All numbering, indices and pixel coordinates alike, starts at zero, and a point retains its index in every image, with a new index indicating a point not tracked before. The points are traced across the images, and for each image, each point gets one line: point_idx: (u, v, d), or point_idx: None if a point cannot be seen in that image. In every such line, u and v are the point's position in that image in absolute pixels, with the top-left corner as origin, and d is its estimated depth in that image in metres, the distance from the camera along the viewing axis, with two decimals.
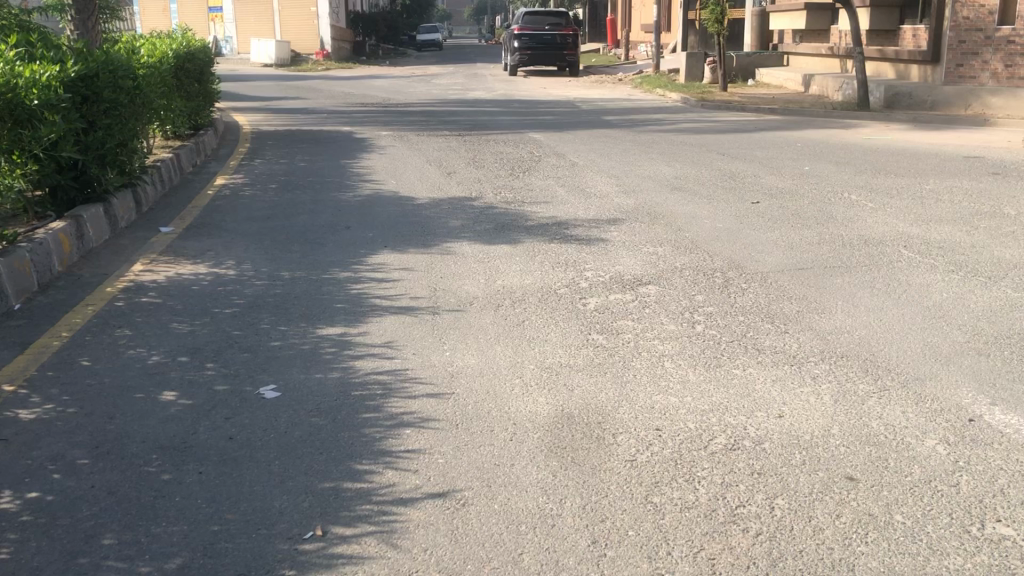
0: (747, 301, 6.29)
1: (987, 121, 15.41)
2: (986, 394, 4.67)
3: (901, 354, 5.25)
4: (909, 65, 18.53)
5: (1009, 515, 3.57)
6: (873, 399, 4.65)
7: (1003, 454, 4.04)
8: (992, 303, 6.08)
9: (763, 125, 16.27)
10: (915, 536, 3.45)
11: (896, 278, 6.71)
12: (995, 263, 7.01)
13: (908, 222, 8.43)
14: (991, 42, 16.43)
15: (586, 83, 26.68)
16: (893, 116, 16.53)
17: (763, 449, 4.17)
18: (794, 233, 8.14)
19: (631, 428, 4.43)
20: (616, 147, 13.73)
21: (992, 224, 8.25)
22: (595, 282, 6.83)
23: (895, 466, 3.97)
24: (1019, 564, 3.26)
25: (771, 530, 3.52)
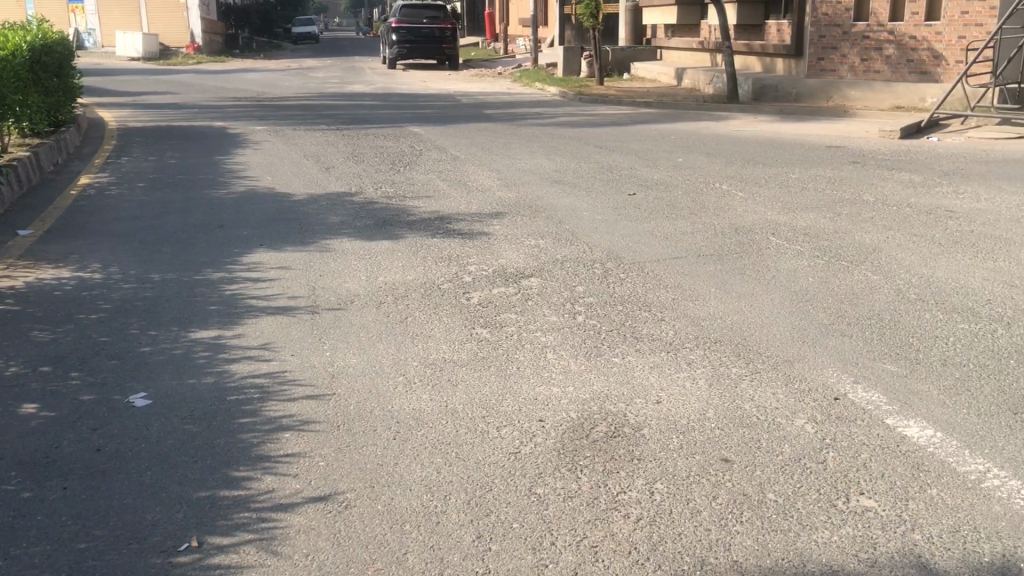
0: (625, 291, 6.41)
1: (846, 113, 16.19)
2: (850, 373, 4.91)
3: (772, 337, 5.46)
4: (775, 59, 19.29)
5: (871, 488, 3.76)
6: (745, 382, 4.82)
7: (865, 430, 4.25)
8: (854, 286, 6.39)
9: (638, 118, 16.63)
10: (787, 512, 3.60)
11: (766, 265, 6.96)
12: (856, 248, 7.36)
13: (777, 210, 8.76)
14: (848, 37, 17.23)
15: (464, 77, 26.67)
16: (761, 108, 17.16)
17: (642, 435, 4.26)
18: (670, 223, 8.35)
19: (515, 420, 4.45)
20: (497, 140, 13.77)
21: (853, 211, 8.65)
22: (477, 276, 6.83)
23: (766, 446, 4.13)
24: (881, 533, 3.44)
25: (652, 515, 3.60)
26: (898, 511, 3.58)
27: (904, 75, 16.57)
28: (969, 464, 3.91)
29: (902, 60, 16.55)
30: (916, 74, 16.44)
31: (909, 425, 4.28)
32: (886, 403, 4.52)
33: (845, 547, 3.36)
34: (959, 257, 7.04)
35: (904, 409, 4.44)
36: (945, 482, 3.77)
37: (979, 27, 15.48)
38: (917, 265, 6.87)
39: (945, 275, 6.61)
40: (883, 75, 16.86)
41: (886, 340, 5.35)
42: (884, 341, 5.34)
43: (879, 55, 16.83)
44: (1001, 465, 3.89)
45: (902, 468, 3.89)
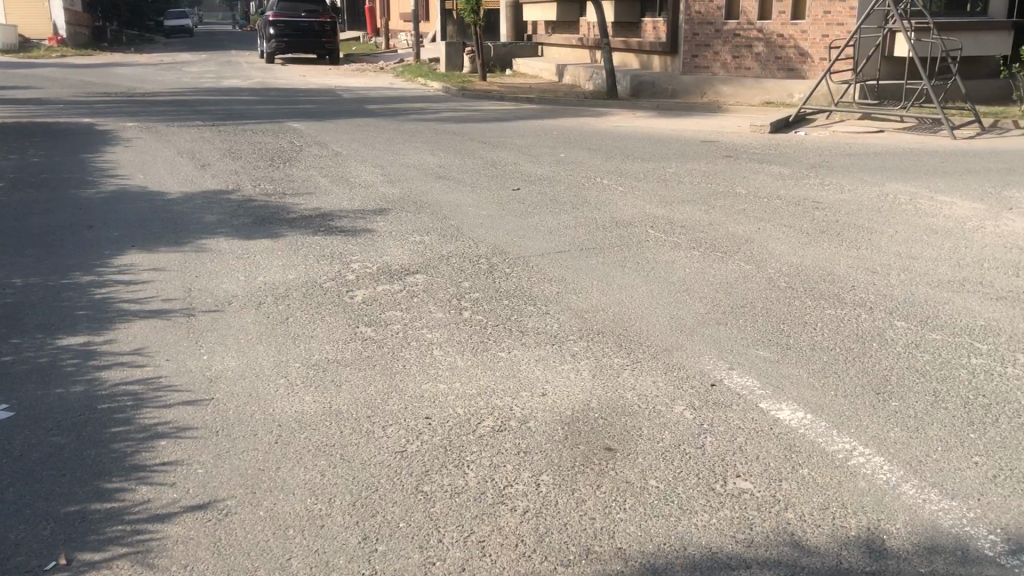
0: (510, 285, 6.45)
1: (720, 108, 16.74)
2: (725, 359, 5.08)
3: (652, 327, 5.60)
4: (651, 56, 19.75)
5: (747, 470, 3.90)
6: (627, 371, 4.92)
7: (741, 414, 4.41)
8: (728, 276, 6.61)
9: (520, 113, 16.75)
10: (668, 498, 3.69)
11: (645, 257, 7.12)
12: (730, 239, 7.62)
13: (655, 204, 8.97)
14: (720, 35, 17.81)
15: (345, 72, 26.27)
16: (639, 104, 17.54)
17: (528, 428, 4.29)
18: (554, 217, 8.44)
19: (400, 418, 4.42)
20: (379, 136, 13.62)
21: (727, 204, 8.93)
22: (361, 274, 6.75)
23: (648, 433, 4.23)
24: (756, 514, 3.57)
25: (538, 507, 3.64)
26: (772, 492, 3.72)
27: (773, 72, 17.24)
28: (837, 444, 4.10)
29: (771, 57, 17.23)
30: (784, 71, 17.13)
31: (782, 409, 4.45)
32: (760, 387, 4.70)
33: (723, 529, 3.48)
34: (824, 246, 7.37)
35: (777, 393, 4.63)
36: (815, 462, 3.94)
37: (842, 27, 16.33)
38: (787, 254, 7.17)
39: (814, 264, 6.91)
40: (753, 72, 17.48)
41: (760, 327, 5.57)
42: (757, 328, 5.55)
43: (749, 52, 17.45)
44: (865, 443, 4.09)
45: (776, 450, 4.05)
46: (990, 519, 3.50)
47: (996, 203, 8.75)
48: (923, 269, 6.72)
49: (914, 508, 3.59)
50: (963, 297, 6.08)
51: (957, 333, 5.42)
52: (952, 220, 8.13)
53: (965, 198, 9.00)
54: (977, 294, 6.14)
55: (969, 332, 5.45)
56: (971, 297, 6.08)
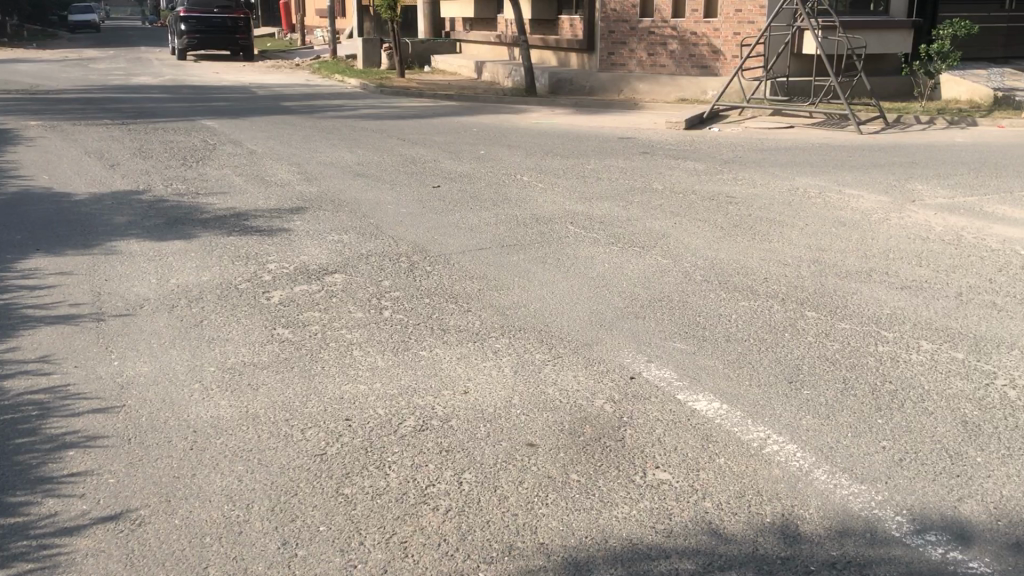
0: (430, 283, 6.42)
1: (637, 105, 16.96)
2: (644, 353, 5.15)
3: (572, 322, 5.64)
4: (569, 53, 19.90)
5: (666, 461, 3.96)
6: (548, 366, 4.95)
7: (659, 406, 4.48)
8: (646, 270, 6.70)
9: (440, 110, 16.69)
10: (589, 491, 3.72)
11: (565, 253, 7.18)
12: (647, 234, 7.73)
13: (574, 200, 9.04)
14: (635, 32, 18.03)
15: (259, 68, 25.77)
16: (558, 101, 17.65)
17: (450, 426, 4.28)
18: (473, 214, 8.43)
19: (320, 421, 4.36)
20: (295, 134, 13.40)
21: (644, 199, 9.06)
22: (278, 274, 6.62)
23: (569, 428, 4.26)
24: (675, 504, 3.63)
25: (460, 505, 3.63)
26: (690, 482, 3.79)
27: (687, 69, 17.54)
28: (751, 433, 4.20)
29: (685, 55, 17.51)
30: (698, 68, 17.44)
31: (699, 399, 4.54)
32: (677, 379, 4.79)
33: (643, 520, 3.53)
34: (738, 240, 7.54)
35: (693, 384, 4.71)
36: (732, 451, 4.03)
37: (751, 24, 16.67)
38: (702, 248, 7.31)
39: (728, 257, 7.06)
40: (668, 69, 17.74)
41: (677, 319, 5.66)
42: (675, 321, 5.64)
43: (663, 50, 17.71)
44: (779, 431, 4.20)
45: (694, 441, 4.12)
46: (897, 501, 3.63)
47: (899, 195, 9.09)
48: (832, 260, 6.93)
49: (825, 493, 3.70)
50: (870, 287, 6.29)
51: (865, 322, 5.60)
52: (859, 212, 8.40)
53: (871, 190, 9.32)
54: (883, 284, 6.36)
55: (875, 320, 5.64)
56: (878, 287, 6.29)
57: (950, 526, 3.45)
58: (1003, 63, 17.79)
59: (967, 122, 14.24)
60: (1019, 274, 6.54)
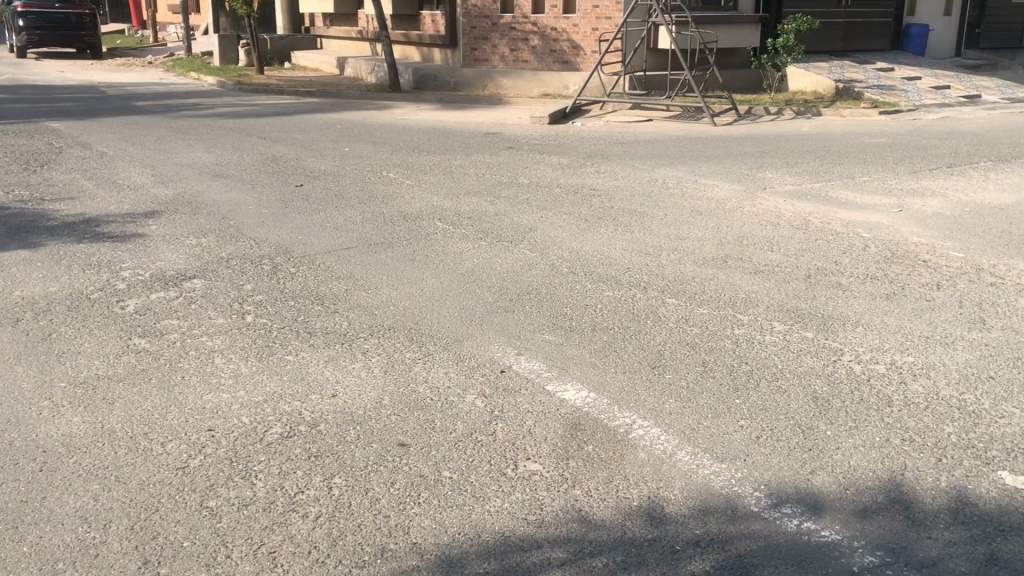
0: (295, 285, 6.28)
1: (501, 99, 17.08)
2: (513, 346, 5.19)
3: (441, 319, 5.63)
4: (432, 49, 19.85)
5: (537, 452, 4.01)
6: (419, 365, 4.93)
7: (529, 397, 4.53)
8: (512, 264, 6.76)
9: (302, 107, 16.34)
10: (461, 487, 3.74)
11: (433, 249, 7.16)
12: (514, 228, 7.78)
13: (441, 196, 9.02)
14: (497, 28, 18.13)
15: (108, 67, 24.57)
16: (423, 97, 17.58)
17: (319, 431, 4.20)
18: (339, 214, 8.28)
19: (181, 433, 4.20)
20: (148, 134, 12.85)
21: (510, 194, 9.13)
22: (133, 282, 6.33)
23: (440, 425, 4.26)
24: (546, 494, 3.68)
25: (330, 511, 3.57)
26: (559, 471, 3.85)
27: (549, 64, 17.78)
28: (618, 419, 4.30)
29: (546, 50, 17.75)
30: (560, 63, 17.72)
31: (567, 389, 4.62)
32: (546, 370, 4.85)
33: (515, 512, 3.56)
34: (603, 232, 7.70)
35: (561, 374, 4.79)
36: (600, 438, 4.12)
37: (609, 20, 17.13)
38: (568, 241, 7.42)
39: (592, 249, 7.20)
40: (530, 64, 17.93)
41: (544, 312, 5.74)
42: (543, 314, 5.71)
43: (525, 46, 17.89)
44: (644, 416, 4.32)
45: (562, 431, 4.19)
46: (755, 477, 3.80)
47: (752, 183, 9.50)
48: (690, 249, 7.17)
49: (689, 473, 3.83)
50: (726, 274, 6.54)
51: (721, 307, 5.83)
52: (715, 202, 8.71)
53: (726, 180, 9.71)
54: (738, 269, 6.63)
55: (732, 304, 5.88)
56: (733, 272, 6.55)
57: (804, 498, 3.64)
58: (843, 57, 18.84)
59: (811, 113, 15.02)
60: (861, 254, 6.95)
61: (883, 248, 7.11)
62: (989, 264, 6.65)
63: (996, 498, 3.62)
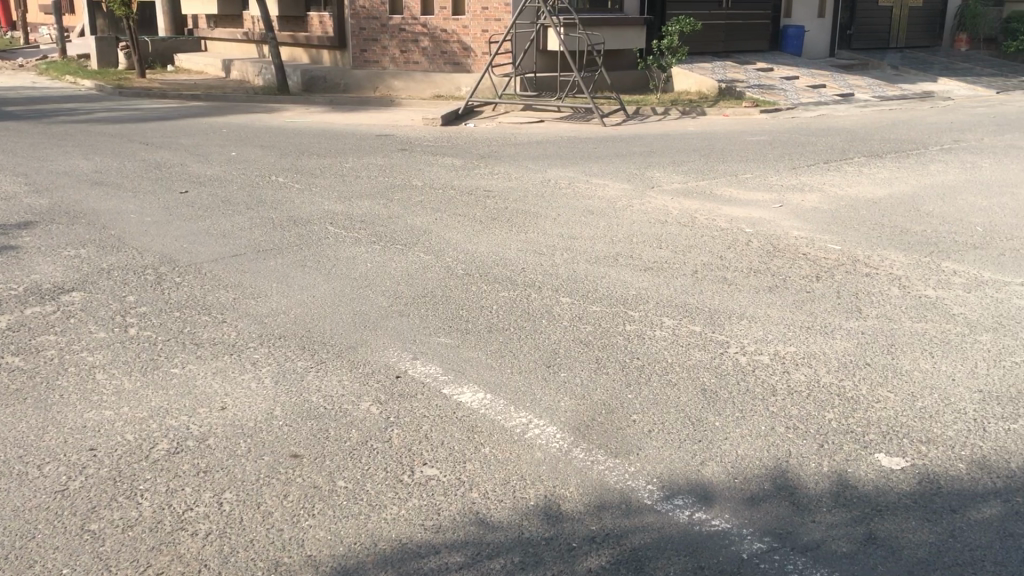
0: (180, 295, 6.08)
1: (392, 101, 16.95)
2: (409, 350, 5.16)
3: (335, 326, 5.54)
4: (320, 50, 19.52)
5: (433, 457, 3.99)
6: (311, 373, 4.84)
7: (425, 402, 4.50)
8: (407, 267, 6.70)
9: (186, 111, 15.85)
10: (356, 496, 3.68)
11: (325, 254, 7.04)
12: (408, 231, 7.73)
13: (332, 200, 8.88)
14: (387, 29, 17.97)
15: None
16: (312, 99, 17.29)
17: (208, 445, 4.08)
18: (226, 220, 8.07)
19: (59, 455, 4.01)
20: (20, 141, 12.23)
21: (403, 196, 9.06)
22: (5, 297, 6.02)
23: (335, 434, 4.19)
24: (443, 499, 3.66)
25: (221, 527, 3.47)
26: (456, 474, 3.84)
27: (440, 65, 17.74)
28: (515, 419, 4.32)
29: (436, 51, 17.70)
30: (450, 65, 17.71)
31: (463, 392, 4.61)
32: (442, 374, 4.83)
33: (412, 518, 3.53)
34: (497, 232, 7.72)
35: (457, 377, 4.78)
36: (496, 440, 4.13)
37: (498, 22, 17.13)
38: (462, 242, 7.43)
39: (486, 250, 7.20)
40: (421, 66, 17.84)
41: (439, 315, 5.71)
42: (438, 317, 5.69)
43: (416, 47, 17.80)
44: (540, 416, 4.35)
45: (459, 433, 4.18)
46: (648, 471, 3.87)
47: (640, 182, 9.68)
48: (583, 247, 7.27)
49: (584, 469, 3.88)
50: (618, 271, 6.65)
51: (613, 304, 5.92)
52: (604, 201, 8.84)
53: (615, 179, 9.86)
54: (629, 267, 6.75)
55: (623, 301, 5.98)
56: (625, 270, 6.66)
57: (694, 489, 3.73)
58: (725, 58, 19.43)
59: (697, 112, 15.44)
60: (745, 249, 7.18)
61: (766, 242, 7.34)
62: (864, 256, 6.96)
63: (873, 479, 3.79)
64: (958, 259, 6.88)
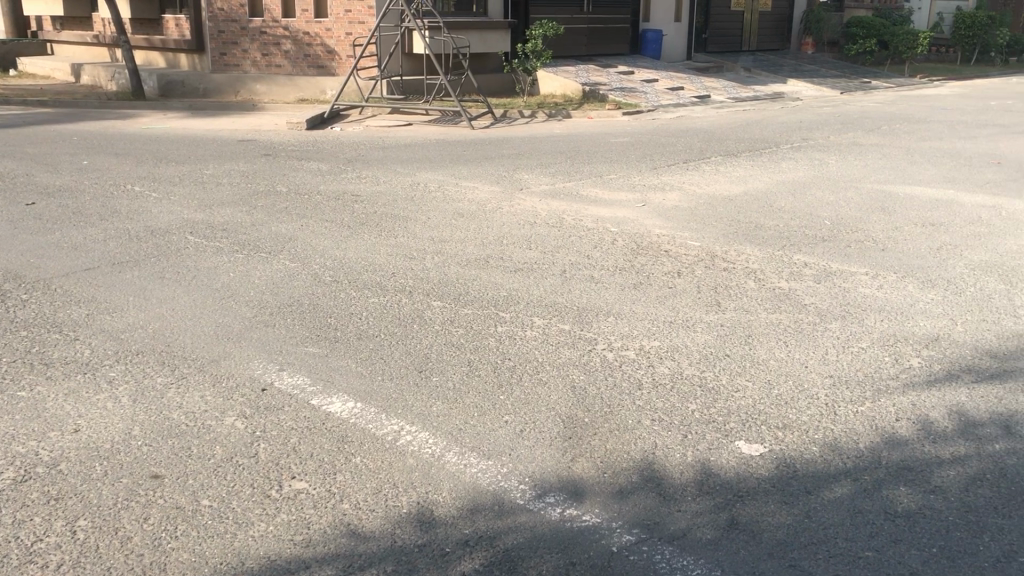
0: (27, 314, 5.74)
1: (255, 105, 16.52)
2: (275, 361, 5.03)
3: (197, 339, 5.35)
4: (177, 54, 18.82)
5: (302, 470, 3.90)
6: (171, 390, 4.65)
7: (294, 415, 4.39)
8: (272, 276, 6.54)
9: (31, 118, 14.99)
10: (221, 515, 3.56)
11: (185, 265, 6.78)
12: (273, 239, 7.54)
13: (193, 208, 8.58)
14: (247, 32, 17.50)
15: None
16: (170, 104, 16.68)
17: (60, 471, 3.86)
18: (78, 232, 7.68)
19: None
20: None
21: (267, 203, 8.84)
22: None
23: (198, 452, 4.04)
24: (313, 512, 3.59)
25: (75, 557, 3.29)
26: (326, 487, 3.77)
27: (303, 69, 17.40)
28: (385, 427, 4.27)
29: (299, 55, 17.36)
30: (314, 68, 17.41)
31: (332, 402, 4.53)
32: (310, 385, 4.72)
33: (281, 535, 3.45)
34: (366, 237, 7.64)
35: (326, 388, 4.69)
36: (366, 449, 4.07)
37: (362, 25, 16.91)
38: (330, 249, 7.30)
39: (355, 256, 7.10)
40: (284, 69, 17.47)
41: (306, 324, 5.59)
42: (306, 326, 5.57)
43: (277, 50, 17.40)
44: (411, 422, 4.32)
45: (329, 445, 4.10)
46: (520, 470, 3.90)
47: (508, 184, 9.76)
48: (454, 250, 7.27)
49: (456, 474, 3.87)
50: (488, 273, 6.68)
51: (484, 306, 5.94)
52: (475, 203, 8.89)
53: (485, 182, 9.92)
54: (499, 268, 6.80)
55: (493, 303, 6.01)
56: (494, 272, 6.70)
57: (565, 486, 3.78)
58: (588, 61, 19.84)
59: (562, 114, 15.69)
60: (610, 247, 7.34)
61: (630, 241, 7.53)
62: (721, 250, 7.24)
63: (734, 466, 3.94)
64: (809, 251, 7.23)
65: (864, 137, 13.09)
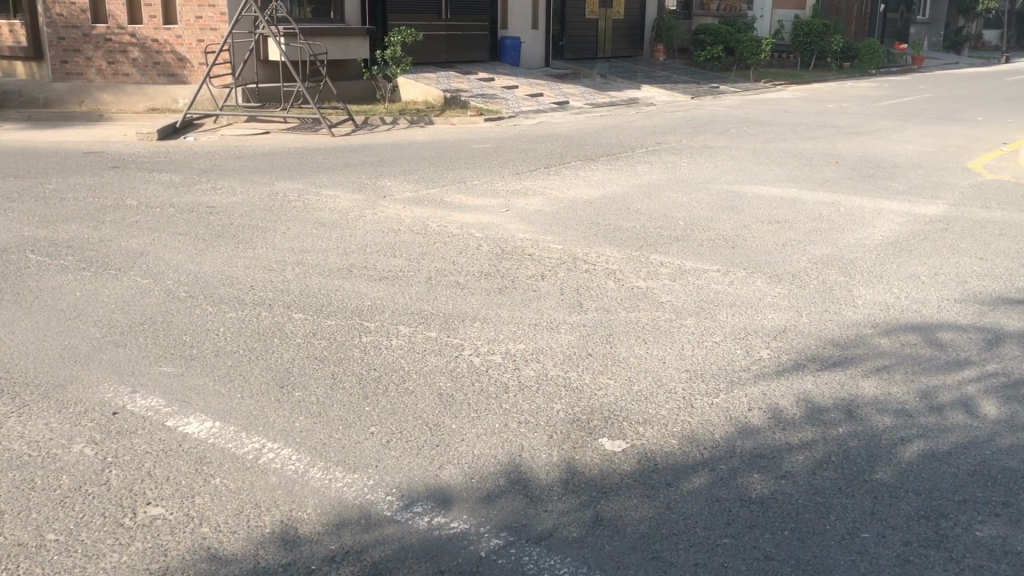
0: None
1: (101, 116, 15.75)
2: (126, 383, 4.80)
3: (40, 364, 5.04)
4: (12, 62, 17.61)
5: (157, 495, 3.73)
6: (11, 420, 4.36)
7: (147, 438, 4.21)
8: (122, 294, 6.24)
9: None
10: (69, 548, 3.37)
11: (26, 286, 6.40)
12: (123, 255, 7.20)
13: (32, 225, 8.10)
14: (90, 39, 16.65)
15: None
16: (6, 115, 15.68)
17: None
18: None
19: None
20: None
21: (117, 217, 8.44)
22: None
23: (42, 483, 3.81)
24: (170, 538, 3.44)
25: None
26: (184, 511, 3.62)
27: (153, 77, 16.74)
28: (246, 446, 4.14)
29: (148, 62, 16.69)
30: (165, 76, 16.77)
31: (189, 423, 4.36)
32: (164, 406, 4.53)
33: (135, 564, 3.29)
34: (222, 250, 7.39)
35: (181, 408, 4.51)
36: (226, 469, 3.94)
37: (214, 31, 16.47)
38: (185, 263, 7.04)
39: (212, 270, 6.87)
40: (132, 78, 16.75)
41: (160, 343, 5.36)
42: (159, 344, 5.34)
43: (124, 58, 16.66)
44: (273, 439, 4.21)
45: (186, 467, 3.95)
46: (386, 482, 3.86)
47: (370, 192, 9.65)
48: (314, 261, 7.13)
49: (321, 489, 3.80)
50: (352, 283, 6.59)
51: (348, 317, 5.85)
52: (336, 212, 8.76)
53: (346, 190, 9.78)
54: (362, 277, 6.71)
55: (358, 313, 5.93)
56: (358, 281, 6.62)
57: (433, 494, 3.76)
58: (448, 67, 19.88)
59: (424, 121, 15.67)
60: (474, 253, 7.38)
61: (495, 245, 7.59)
62: (582, 252, 7.38)
63: (598, 463, 4.02)
64: (665, 251, 7.47)
65: (714, 140, 13.63)
